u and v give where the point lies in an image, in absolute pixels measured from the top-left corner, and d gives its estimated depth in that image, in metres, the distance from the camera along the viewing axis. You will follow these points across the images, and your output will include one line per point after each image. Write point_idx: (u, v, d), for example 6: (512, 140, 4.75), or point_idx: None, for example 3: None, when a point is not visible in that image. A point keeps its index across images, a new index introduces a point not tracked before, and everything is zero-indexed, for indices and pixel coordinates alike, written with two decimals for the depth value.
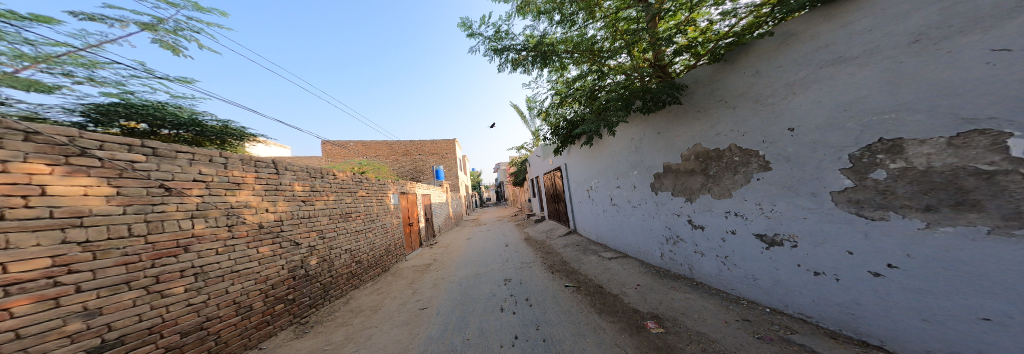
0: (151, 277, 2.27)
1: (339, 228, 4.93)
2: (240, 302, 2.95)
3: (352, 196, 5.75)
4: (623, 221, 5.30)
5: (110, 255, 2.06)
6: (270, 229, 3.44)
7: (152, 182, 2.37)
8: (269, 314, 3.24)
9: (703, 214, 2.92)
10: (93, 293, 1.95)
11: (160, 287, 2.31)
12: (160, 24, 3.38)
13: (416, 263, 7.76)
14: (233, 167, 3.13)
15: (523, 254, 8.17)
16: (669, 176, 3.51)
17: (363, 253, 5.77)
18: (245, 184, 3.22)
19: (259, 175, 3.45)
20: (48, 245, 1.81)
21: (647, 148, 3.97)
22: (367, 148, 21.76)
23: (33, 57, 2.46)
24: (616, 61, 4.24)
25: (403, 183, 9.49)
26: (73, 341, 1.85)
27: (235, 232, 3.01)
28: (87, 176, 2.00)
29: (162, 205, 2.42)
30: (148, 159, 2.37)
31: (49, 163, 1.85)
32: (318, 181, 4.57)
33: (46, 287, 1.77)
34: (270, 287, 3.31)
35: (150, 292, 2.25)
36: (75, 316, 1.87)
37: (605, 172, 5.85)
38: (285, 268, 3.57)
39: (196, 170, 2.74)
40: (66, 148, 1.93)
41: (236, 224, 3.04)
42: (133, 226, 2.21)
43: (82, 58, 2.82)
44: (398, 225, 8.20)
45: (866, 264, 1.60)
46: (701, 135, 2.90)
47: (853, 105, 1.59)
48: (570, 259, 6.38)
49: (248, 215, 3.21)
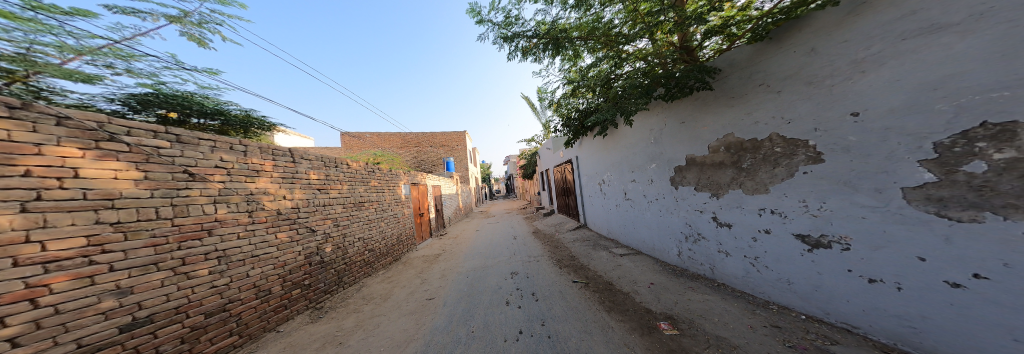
0: (178, 259, 2.30)
1: (353, 216, 4.94)
2: (260, 286, 2.98)
3: (365, 185, 5.78)
4: (638, 217, 5.04)
5: (140, 236, 2.10)
6: (287, 215, 3.46)
7: (176, 168, 2.37)
8: (286, 298, 3.27)
9: (732, 211, 2.62)
10: (125, 272, 1.99)
11: (186, 268, 2.35)
12: (187, 16, 3.39)
13: (426, 253, 7.83)
14: (253, 154, 3.11)
15: (531, 248, 8.04)
16: (692, 170, 3.23)
17: (376, 241, 5.82)
18: (263, 172, 3.22)
19: (277, 163, 3.43)
20: (83, 225, 1.84)
21: (669, 138, 3.68)
22: (381, 139, 22.14)
23: (76, 49, 2.54)
24: (630, 46, 3.93)
25: (415, 174, 9.54)
26: (107, 318, 1.89)
27: (254, 218, 3.01)
28: (117, 161, 2.03)
29: (187, 190, 2.44)
30: (172, 145, 2.38)
31: (81, 147, 1.87)
32: (332, 169, 4.57)
33: (81, 266, 1.80)
34: (287, 272, 3.34)
35: (177, 273, 2.28)
36: (108, 294, 1.91)
37: (620, 166, 5.57)
38: (302, 254, 3.59)
39: (218, 157, 2.73)
40: (96, 133, 1.93)
41: (256, 210, 3.05)
42: (160, 210, 2.23)
43: (121, 51, 2.83)
44: (409, 215, 8.26)
45: (943, 272, 1.32)
46: (735, 124, 2.62)
47: (947, 82, 1.33)
48: (579, 254, 6.21)
49: (268, 202, 3.21)
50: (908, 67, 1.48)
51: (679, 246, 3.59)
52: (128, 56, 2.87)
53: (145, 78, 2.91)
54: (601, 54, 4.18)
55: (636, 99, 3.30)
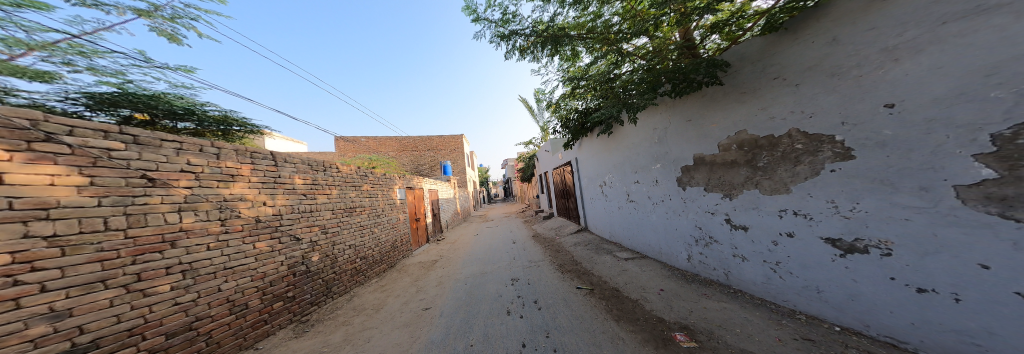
0: (132, 274, 2.03)
1: (343, 223, 4.69)
2: (234, 300, 2.71)
3: (357, 190, 5.54)
4: (643, 219, 4.89)
5: (82, 250, 1.82)
6: (267, 223, 3.20)
7: (132, 172, 2.10)
8: (266, 312, 3.01)
9: (748, 212, 2.47)
10: (61, 293, 1.71)
11: (141, 285, 2.07)
12: (158, 10, 3.14)
13: (423, 259, 7.60)
14: (226, 157, 2.85)
15: (532, 252, 7.85)
16: (702, 170, 3.10)
17: (369, 248, 5.57)
18: (239, 176, 2.96)
19: (256, 166, 3.18)
20: (9, 240, 1.55)
21: (675, 138, 3.54)
22: (376, 143, 21.86)
23: (28, 44, 2.28)
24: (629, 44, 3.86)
25: (411, 178, 9.31)
26: (37, 346, 1.61)
27: (228, 227, 2.75)
28: (54, 164, 1.75)
29: (145, 197, 2.16)
30: (128, 147, 2.10)
31: (8, 148, 1.59)
32: (320, 173, 4.32)
33: (5, 287, 1.52)
34: (267, 285, 3.07)
35: (130, 291, 2.01)
36: (40, 319, 1.62)
37: (624, 167, 5.44)
38: (285, 264, 3.34)
39: (184, 160, 2.46)
40: (28, 133, 1.67)
41: (230, 218, 2.79)
42: (111, 220, 1.96)
43: (82, 47, 2.59)
44: (405, 220, 8.01)
45: (1013, 283, 1.15)
46: (749, 120, 2.47)
47: (1003, 66, 1.16)
48: (582, 259, 6.04)
49: (244, 209, 2.94)
50: (950, 52, 1.31)
51: (688, 248, 3.47)
52: (91, 51, 2.63)
53: (110, 76, 2.66)
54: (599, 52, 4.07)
55: (642, 94, 3.23)
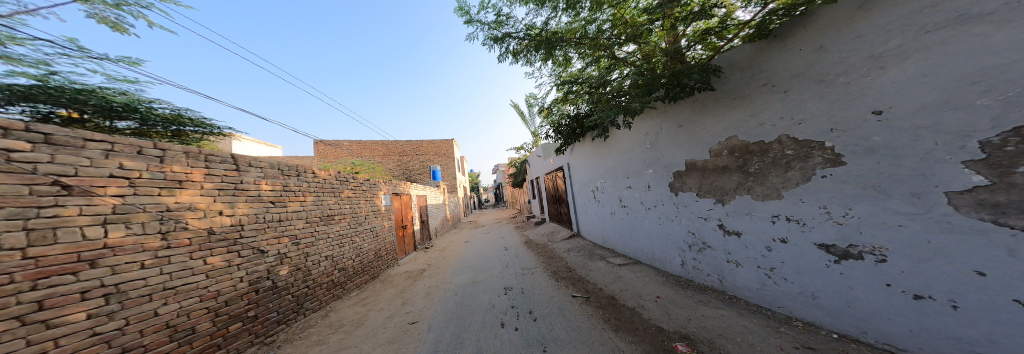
0: (30, 303, 1.76)
1: (318, 232, 4.60)
2: (177, 325, 2.49)
3: (336, 197, 5.35)
4: (636, 225, 4.92)
5: None
6: (224, 234, 3.03)
7: (40, 178, 1.86)
8: (219, 336, 2.82)
9: (741, 218, 2.48)
10: None
11: (43, 315, 1.80)
12: None
13: (409, 268, 7.37)
14: (173, 161, 2.65)
15: (524, 259, 7.76)
16: (694, 175, 3.13)
17: (347, 259, 5.36)
18: (188, 182, 2.76)
19: (211, 171, 2.99)
20: None
21: (668, 143, 3.58)
22: (362, 149, 21.29)
23: None
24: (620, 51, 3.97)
25: (398, 183, 9.09)
26: None
27: (171, 241, 2.53)
28: None
29: (56, 208, 1.91)
30: (37, 148, 1.86)
31: None
32: (290, 179, 4.20)
33: None
34: (221, 305, 2.87)
35: (27, 324, 1.74)
36: None
37: (617, 171, 5.49)
38: (245, 280, 3.21)
39: (116, 163, 2.21)
40: None
41: (173, 231, 2.56)
42: (5, 236, 1.71)
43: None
44: (390, 228, 7.76)
45: (1012, 290, 1.15)
46: (740, 126, 2.48)
47: (991, 74, 1.18)
48: (576, 265, 6.08)
49: (192, 220, 2.73)
50: (935, 60, 1.33)
51: (682, 254, 3.47)
52: (5, 37, 2.33)
53: (30, 66, 2.37)
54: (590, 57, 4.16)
55: (638, 97, 3.22)
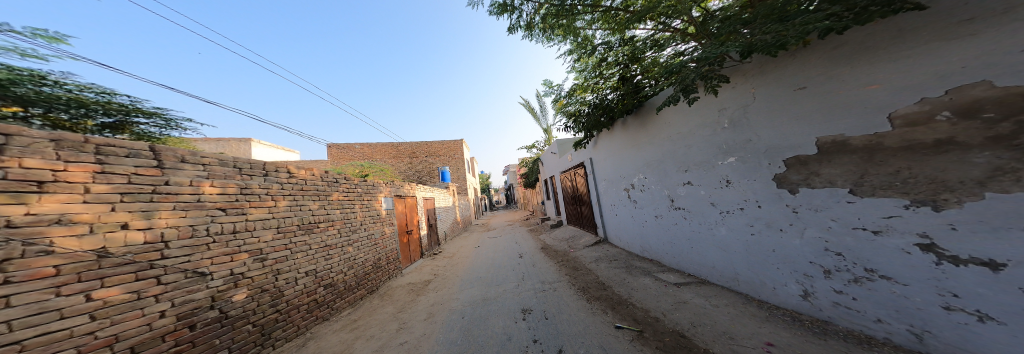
0: None
1: (294, 244, 3.62)
2: None
3: (322, 201, 4.36)
4: (701, 234, 3.81)
5: None
6: (131, 256, 2.11)
7: None
8: None
9: (1004, 237, 1.37)
10: None
11: None
12: None
13: (414, 280, 6.42)
14: (28, 153, 1.74)
15: (543, 270, 6.72)
16: (845, 161, 1.98)
17: (337, 273, 4.39)
18: (58, 185, 1.84)
19: (106, 169, 2.05)
20: None
21: (770, 118, 2.55)
22: (372, 151, 20.93)
23: None
24: (648, 25, 4.50)
25: (402, 185, 8.14)
26: None
27: (12, 274, 1.62)
28: None
29: None
30: None
31: None
32: (251, 180, 3.19)
33: None
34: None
35: None
36: None
37: (669, 164, 4.42)
38: (172, 314, 2.29)
39: None
40: None
41: (20, 258, 1.65)
42: None
43: None
44: (392, 234, 6.84)
45: None
46: (994, 62, 1.35)
47: None
48: (612, 281, 5.11)
49: (63, 239, 1.82)
50: None
51: (811, 280, 2.38)
52: None
53: None
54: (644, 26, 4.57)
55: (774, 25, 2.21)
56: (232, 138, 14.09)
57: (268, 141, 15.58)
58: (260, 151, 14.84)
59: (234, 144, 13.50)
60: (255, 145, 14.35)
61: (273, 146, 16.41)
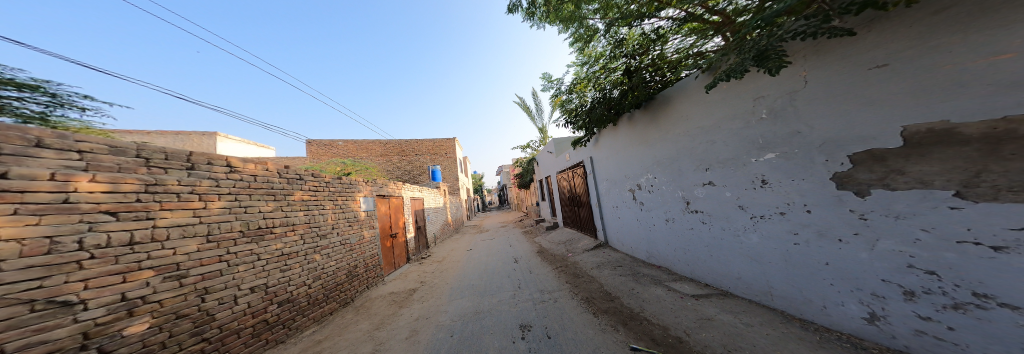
0: None
1: (233, 255, 2.98)
2: None
3: (281, 201, 3.68)
4: (723, 241, 3.40)
5: None
6: None
7: None
8: None
9: None
10: None
11: None
12: None
13: (396, 289, 5.78)
14: None
15: (541, 277, 6.22)
16: (947, 154, 1.57)
17: (299, 286, 3.73)
18: None
19: None
20: None
21: (831, 105, 2.11)
22: (357, 148, 19.95)
23: None
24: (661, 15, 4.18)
25: (387, 184, 7.46)
26: None
27: None
28: None
29: None
30: None
31: None
32: (165, 174, 2.52)
33: None
34: None
35: None
36: None
37: (687, 162, 4.00)
38: None
39: None
40: None
41: None
42: None
43: None
44: (373, 239, 6.14)
45: None
46: None
47: None
48: (619, 291, 4.65)
49: None
50: None
51: (875, 301, 1.98)
52: None
53: None
54: (655, 15, 4.32)
55: None
56: (195, 132, 13.14)
57: (238, 136, 14.60)
58: (228, 147, 13.87)
59: (197, 139, 12.64)
60: (222, 140, 13.43)
61: (243, 142, 15.40)
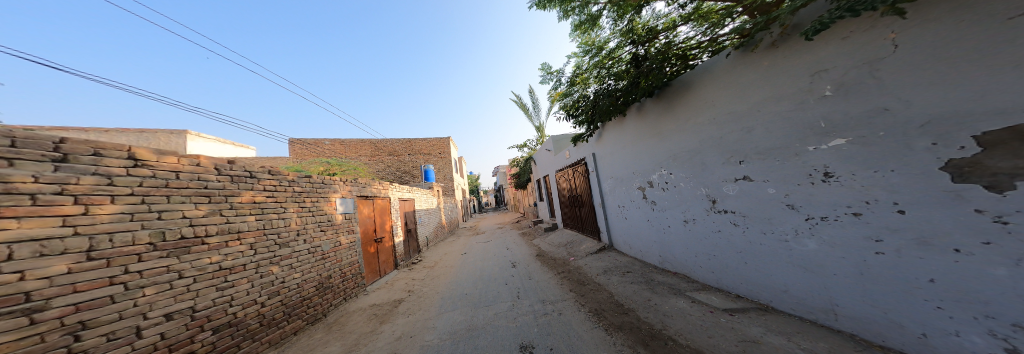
0: None
1: (138, 275, 2.31)
2: None
3: (219, 204, 3.00)
4: (763, 246, 2.89)
5: None
6: None
7: None
8: None
9: None
10: None
11: None
12: None
13: (379, 300, 5.15)
14: None
15: (542, 284, 5.64)
16: None
17: (245, 307, 3.12)
18: None
19: None
20: None
21: (942, 71, 1.61)
22: (345, 148, 19.05)
23: None
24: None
25: (371, 184, 6.78)
26: None
27: None
28: None
29: None
30: None
31: None
32: (10, 168, 1.79)
33: None
34: None
35: None
36: None
37: (711, 155, 3.48)
38: None
39: None
40: None
41: None
42: None
43: None
44: (352, 245, 5.46)
45: None
46: None
47: None
48: (634, 302, 4.11)
49: None
50: None
51: (1020, 335, 1.45)
52: None
53: None
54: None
55: None
56: (163, 130, 12.19)
57: (211, 135, 13.68)
58: (198, 146, 12.95)
59: (163, 137, 11.75)
60: (192, 138, 12.57)
61: (217, 141, 14.44)
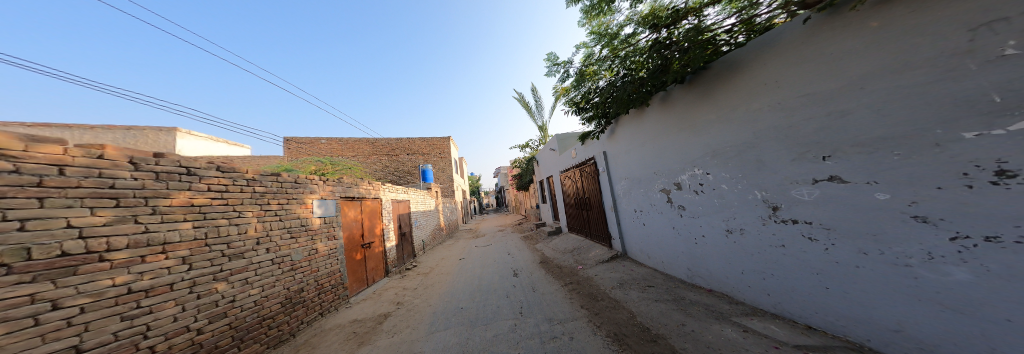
0: None
1: None
2: None
3: (129, 209, 2.33)
4: (863, 270, 2.16)
5: None
6: None
7: None
8: None
9: None
10: None
11: None
12: None
13: (362, 314, 4.38)
14: None
15: (548, 298, 4.90)
16: None
17: (167, 337, 2.44)
18: None
19: None
20: None
21: None
22: (342, 147, 18.39)
23: None
24: None
25: (359, 182, 6.05)
26: None
27: None
28: None
29: None
30: None
31: None
32: None
33: None
34: None
35: None
36: None
37: (769, 150, 2.77)
38: None
39: None
40: None
41: None
42: None
43: None
44: (332, 252, 4.71)
45: None
46: None
47: None
48: (664, 327, 3.35)
49: None
50: None
51: None
52: None
53: None
54: None
55: None
56: (151, 127, 11.60)
57: (203, 133, 13.10)
58: (189, 144, 12.38)
59: (151, 134, 11.17)
60: (182, 136, 11.99)
61: (210, 139, 13.84)
